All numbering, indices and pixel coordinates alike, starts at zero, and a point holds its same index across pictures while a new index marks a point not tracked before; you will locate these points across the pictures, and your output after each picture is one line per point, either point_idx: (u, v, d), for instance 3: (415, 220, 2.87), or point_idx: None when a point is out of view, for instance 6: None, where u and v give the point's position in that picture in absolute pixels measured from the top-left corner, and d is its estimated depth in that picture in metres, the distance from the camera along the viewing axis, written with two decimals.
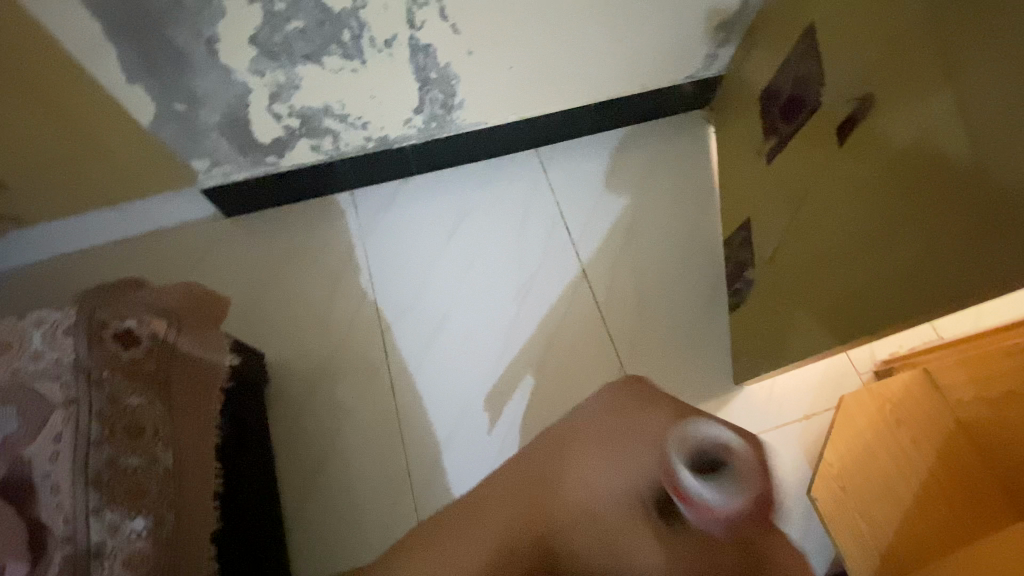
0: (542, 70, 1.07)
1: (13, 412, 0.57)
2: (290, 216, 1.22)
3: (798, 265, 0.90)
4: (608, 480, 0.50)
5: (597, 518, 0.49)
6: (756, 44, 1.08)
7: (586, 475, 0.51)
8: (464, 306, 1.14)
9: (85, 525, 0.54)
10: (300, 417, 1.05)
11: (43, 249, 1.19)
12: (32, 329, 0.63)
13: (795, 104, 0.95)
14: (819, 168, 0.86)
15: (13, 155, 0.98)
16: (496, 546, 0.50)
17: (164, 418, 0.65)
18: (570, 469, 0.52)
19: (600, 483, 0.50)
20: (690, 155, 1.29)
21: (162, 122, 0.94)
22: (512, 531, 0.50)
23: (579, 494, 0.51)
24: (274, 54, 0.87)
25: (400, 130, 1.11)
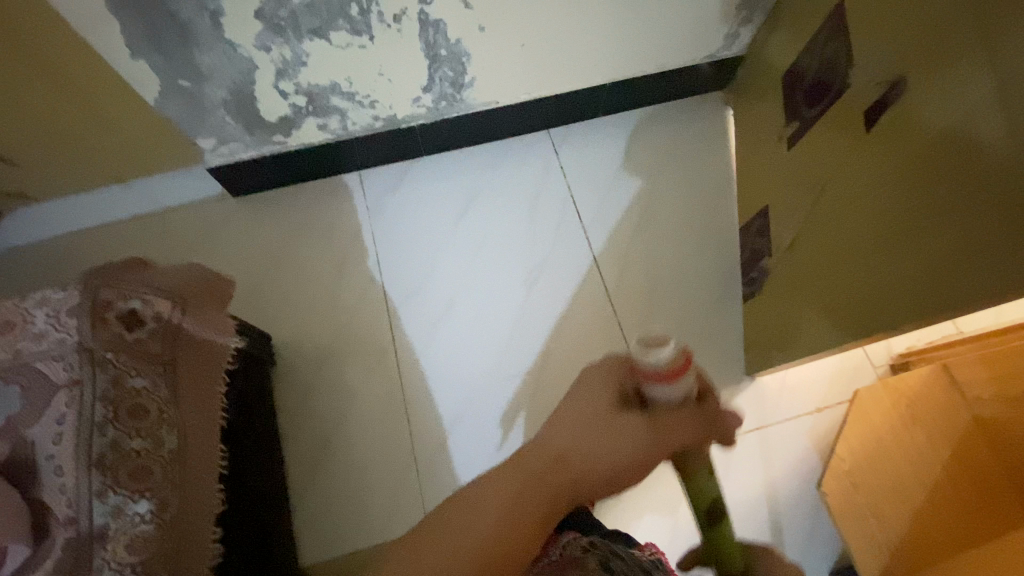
0: (556, 47, 1.03)
1: (18, 393, 0.58)
2: (297, 196, 1.20)
3: (817, 255, 0.88)
4: (580, 409, 0.52)
5: (616, 449, 0.50)
6: (780, 22, 1.04)
7: (567, 421, 0.52)
8: (472, 291, 1.13)
9: (89, 507, 0.55)
10: (307, 398, 1.05)
11: (51, 226, 1.19)
12: (35, 309, 0.63)
13: (819, 87, 0.91)
14: (845, 154, 0.83)
15: (21, 128, 0.98)
16: (512, 504, 0.49)
17: (170, 400, 0.64)
18: (578, 418, 0.52)
19: (576, 417, 0.52)
20: (706, 138, 1.25)
21: (168, 100, 0.92)
22: (525, 489, 0.50)
23: (568, 430, 0.52)
24: (280, 28, 0.84)
25: (409, 109, 1.08)
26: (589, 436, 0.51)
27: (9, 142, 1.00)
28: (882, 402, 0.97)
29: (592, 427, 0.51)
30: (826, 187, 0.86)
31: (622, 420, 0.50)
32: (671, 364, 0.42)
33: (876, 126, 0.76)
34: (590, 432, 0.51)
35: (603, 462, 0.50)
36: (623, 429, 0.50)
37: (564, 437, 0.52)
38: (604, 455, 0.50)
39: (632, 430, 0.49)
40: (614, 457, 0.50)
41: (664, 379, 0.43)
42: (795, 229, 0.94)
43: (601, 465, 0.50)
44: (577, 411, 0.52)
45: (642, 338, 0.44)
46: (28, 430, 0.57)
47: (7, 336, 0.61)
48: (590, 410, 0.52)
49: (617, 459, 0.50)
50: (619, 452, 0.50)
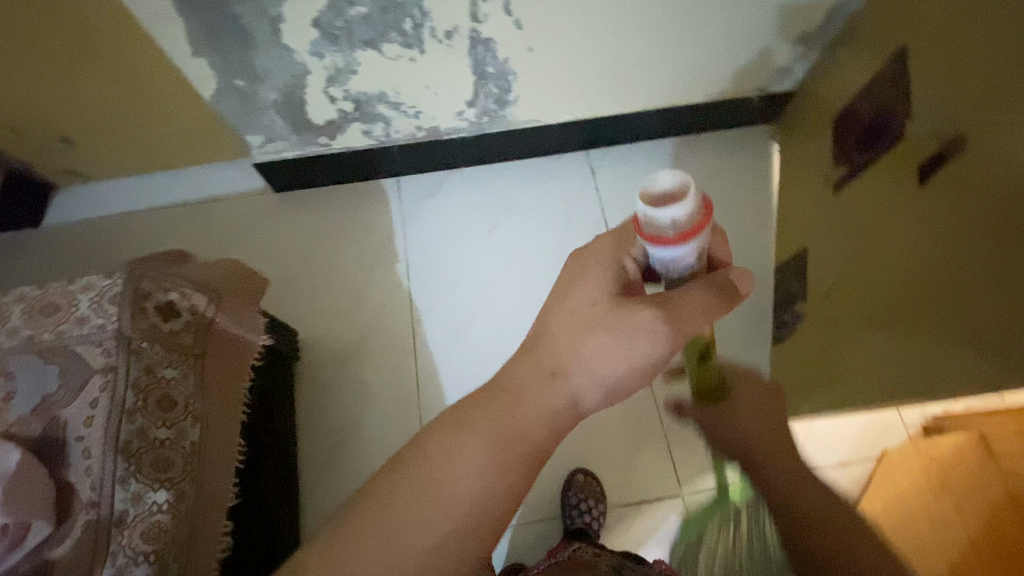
0: (604, 70, 1.03)
1: (57, 373, 0.61)
2: (336, 196, 1.23)
3: (856, 306, 0.85)
4: (586, 316, 0.54)
5: (625, 351, 0.53)
6: (837, 61, 1.01)
7: (572, 330, 0.55)
8: (497, 305, 1.13)
9: (111, 492, 0.57)
10: (326, 396, 1.07)
11: (102, 203, 1.25)
12: (81, 293, 0.65)
13: (873, 133, 0.88)
14: (894, 206, 0.80)
15: (85, 111, 1.03)
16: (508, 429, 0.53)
17: (195, 393, 0.66)
18: (580, 327, 0.55)
19: (580, 327, 0.54)
20: (749, 172, 1.22)
21: (222, 98, 0.95)
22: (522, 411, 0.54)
23: (571, 341, 0.55)
24: (335, 37, 0.86)
25: (452, 122, 1.09)
26: (584, 343, 0.54)
27: (73, 123, 1.05)
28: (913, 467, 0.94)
29: (590, 326, 0.54)
30: (871, 237, 0.84)
31: (625, 315, 0.52)
32: (687, 218, 0.40)
33: (930, 181, 0.73)
34: (588, 338, 0.54)
35: (601, 367, 0.54)
36: (628, 328, 0.52)
37: (560, 346, 0.55)
38: (603, 357, 0.54)
39: (641, 320, 0.51)
40: (611, 363, 0.54)
41: (679, 239, 0.41)
42: (835, 276, 0.91)
43: (608, 366, 0.54)
44: (568, 314, 0.56)
45: (650, 189, 0.41)
46: (62, 411, 0.60)
47: (52, 317, 0.64)
48: (581, 314, 0.55)
49: (626, 361, 0.53)
50: (622, 353, 0.53)
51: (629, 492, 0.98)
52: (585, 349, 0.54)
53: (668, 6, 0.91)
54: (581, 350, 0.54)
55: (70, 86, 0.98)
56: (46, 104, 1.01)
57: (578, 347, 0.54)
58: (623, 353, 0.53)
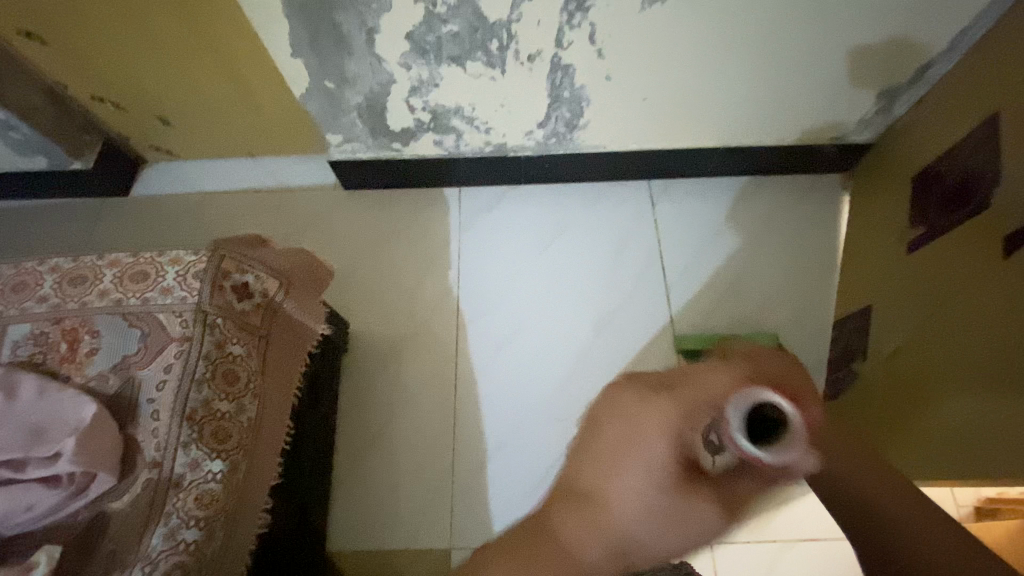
0: (678, 105, 1.03)
1: (138, 336, 0.66)
2: (400, 199, 1.27)
3: (921, 373, 0.81)
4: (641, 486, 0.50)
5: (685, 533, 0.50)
6: (923, 119, 0.98)
7: (629, 492, 0.50)
8: (541, 323, 1.14)
9: (173, 455, 0.60)
10: (368, 390, 1.10)
11: (182, 181, 1.32)
12: (167, 265, 0.70)
13: (956, 197, 0.85)
14: (976, 274, 0.76)
15: (185, 95, 1.12)
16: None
17: (257, 371, 0.69)
18: (637, 494, 0.50)
19: (639, 493, 0.50)
20: (815, 220, 1.19)
21: (311, 97, 1.00)
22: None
23: (627, 506, 0.50)
24: (424, 51, 0.90)
25: (520, 140, 1.12)
26: (650, 515, 0.50)
27: (173, 105, 1.14)
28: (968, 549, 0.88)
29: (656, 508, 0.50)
30: (945, 304, 0.80)
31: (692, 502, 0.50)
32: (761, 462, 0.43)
33: (1016, 254, 0.70)
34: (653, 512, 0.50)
35: (659, 542, 0.50)
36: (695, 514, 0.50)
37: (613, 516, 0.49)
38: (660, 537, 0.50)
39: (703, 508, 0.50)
40: (667, 541, 0.50)
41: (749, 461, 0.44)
42: (901, 338, 0.87)
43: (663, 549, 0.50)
44: (630, 490, 0.50)
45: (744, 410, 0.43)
46: (138, 372, 0.64)
47: (139, 285, 0.69)
48: (643, 492, 0.50)
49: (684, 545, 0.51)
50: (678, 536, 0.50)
51: None
52: (645, 518, 0.50)
53: (752, 47, 0.91)
54: (640, 518, 0.50)
55: (177, 71, 1.06)
56: (152, 85, 1.09)
57: (641, 523, 0.50)
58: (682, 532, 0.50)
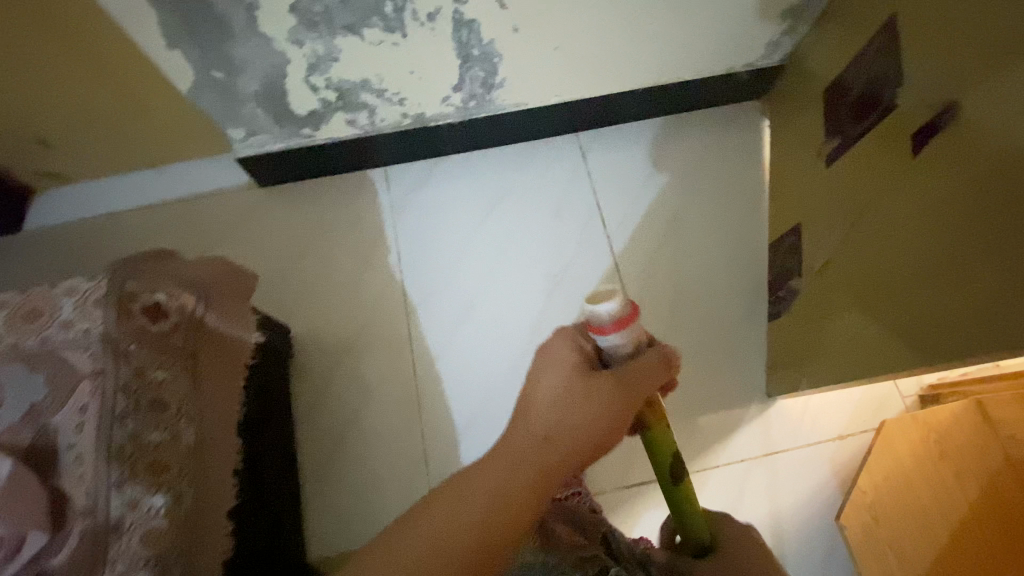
0: (591, 49, 1.01)
1: (43, 380, 0.59)
2: (322, 188, 1.20)
3: (851, 280, 0.85)
4: (544, 376, 0.53)
5: (595, 411, 0.51)
6: (827, 33, 1.00)
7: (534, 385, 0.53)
8: (490, 293, 1.12)
9: (106, 499, 0.55)
10: (323, 392, 1.05)
11: (81, 206, 1.20)
12: (63, 297, 0.63)
13: (863, 105, 0.87)
14: (889, 177, 0.79)
15: (59, 109, 1.00)
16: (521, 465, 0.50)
17: (188, 394, 0.65)
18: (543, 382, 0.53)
19: (543, 383, 0.53)
20: (740, 149, 1.21)
21: (201, 90, 0.92)
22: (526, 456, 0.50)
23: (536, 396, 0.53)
24: (314, 23, 0.83)
25: (438, 108, 1.07)
26: (556, 406, 0.52)
27: (48, 121, 1.02)
28: (912, 436, 0.94)
29: (559, 398, 0.52)
30: (866, 210, 0.83)
31: (589, 386, 0.51)
32: (617, 311, 0.49)
33: (924, 151, 0.72)
34: (558, 403, 0.52)
35: (580, 424, 0.51)
36: (595, 391, 0.51)
37: (534, 420, 0.52)
38: (569, 416, 0.51)
39: (600, 391, 0.51)
40: (584, 419, 0.51)
41: (613, 330, 0.50)
42: (831, 250, 0.91)
43: (577, 424, 0.51)
44: (539, 389, 0.53)
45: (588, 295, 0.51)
46: (52, 418, 0.58)
47: (35, 324, 0.61)
48: (550, 385, 0.53)
49: (596, 420, 0.51)
50: (589, 416, 0.51)
51: (629, 475, 0.99)
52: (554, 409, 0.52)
53: None
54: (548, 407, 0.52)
55: (42, 82, 0.95)
56: (18, 102, 0.97)
57: (548, 409, 0.52)
58: (593, 417, 0.51)
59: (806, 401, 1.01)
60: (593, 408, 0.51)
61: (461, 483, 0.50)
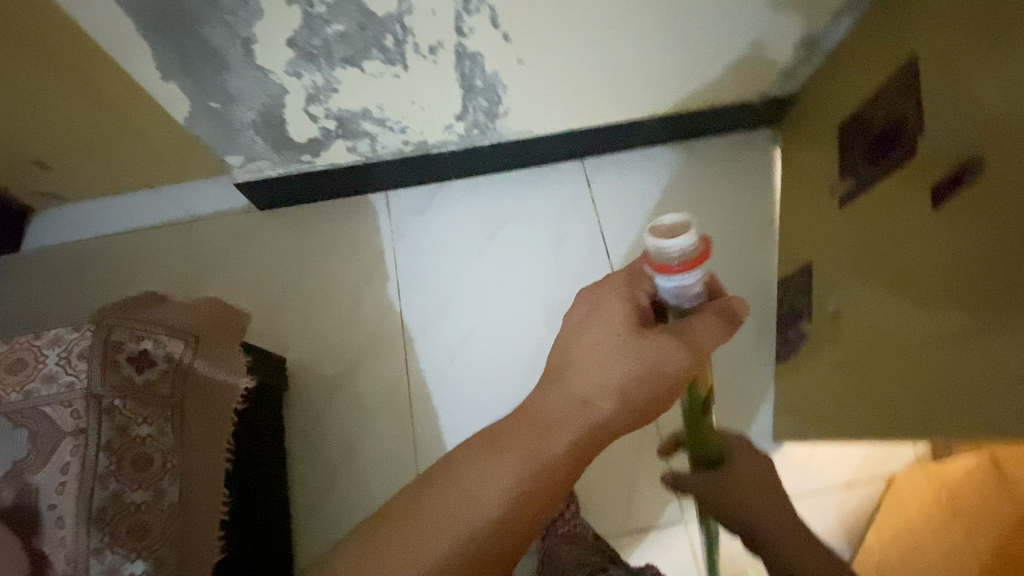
0: (597, 78, 0.98)
1: (25, 438, 0.57)
2: (322, 212, 1.18)
3: (866, 332, 0.82)
4: (600, 335, 0.59)
5: (650, 367, 0.55)
6: (843, 66, 0.96)
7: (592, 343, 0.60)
8: (490, 324, 1.10)
9: (86, 564, 0.54)
10: (319, 424, 1.04)
11: (79, 226, 1.19)
12: (48, 348, 0.61)
13: (881, 147, 0.84)
14: (907, 227, 0.75)
15: (58, 134, 0.99)
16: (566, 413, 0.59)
17: (174, 448, 0.63)
18: (599, 339, 0.59)
19: (600, 342, 0.59)
20: (751, 179, 1.18)
21: (198, 120, 0.90)
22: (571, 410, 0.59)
23: (590, 354, 0.60)
24: (313, 56, 0.81)
25: (440, 136, 1.05)
26: (611, 362, 0.58)
27: (46, 145, 1.01)
28: (919, 489, 0.93)
29: (614, 353, 0.58)
30: (882, 259, 0.80)
31: (647, 340, 0.55)
32: (692, 248, 0.43)
33: (945, 205, 0.69)
34: (611, 359, 0.58)
35: (628, 383, 0.57)
36: (652, 348, 0.55)
37: (590, 374, 0.59)
38: (622, 371, 0.57)
39: (659, 347, 0.54)
40: (633, 376, 0.57)
41: (685, 270, 0.43)
42: (844, 296, 0.87)
43: (625, 379, 0.57)
44: (596, 343, 0.59)
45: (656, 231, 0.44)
46: (33, 477, 0.56)
47: (18, 376, 0.60)
48: (604, 344, 0.59)
49: (648, 376, 0.56)
50: (644, 373, 0.56)
51: (629, 519, 0.97)
52: (603, 363, 0.58)
53: (662, 10, 0.86)
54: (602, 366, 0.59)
55: (39, 107, 0.93)
56: (16, 126, 0.96)
57: (601, 367, 0.59)
58: (645, 372, 0.56)
59: (813, 449, 1.01)
60: (648, 363, 0.55)
61: (513, 428, 0.60)
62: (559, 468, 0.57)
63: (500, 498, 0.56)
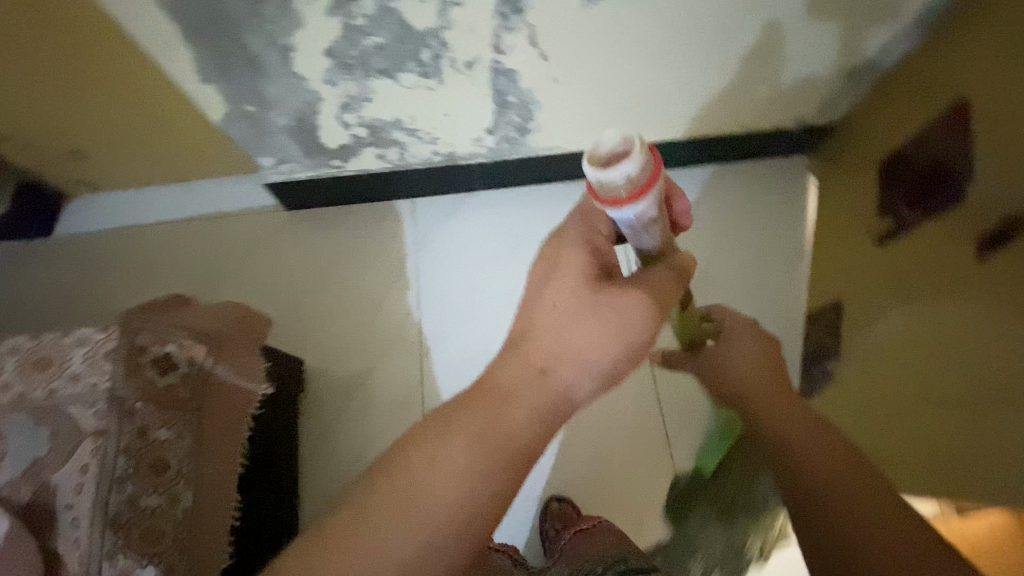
0: (633, 99, 0.96)
1: (48, 436, 0.58)
2: (348, 216, 1.19)
3: (898, 378, 0.79)
4: (561, 294, 0.53)
5: (617, 326, 0.51)
6: (888, 101, 0.93)
7: (552, 303, 0.53)
8: (507, 339, 1.09)
9: (97, 569, 0.54)
10: (331, 428, 1.04)
11: (111, 215, 1.21)
12: (74, 348, 0.62)
13: (924, 189, 0.81)
14: (950, 276, 0.72)
15: (96, 126, 1.01)
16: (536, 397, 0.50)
17: (190, 453, 0.64)
18: (562, 300, 0.53)
19: (562, 301, 0.53)
20: (783, 207, 1.15)
21: (232, 122, 0.90)
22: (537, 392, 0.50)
23: (552, 316, 0.53)
24: (349, 66, 0.81)
25: (469, 148, 1.04)
26: (574, 325, 0.52)
27: (84, 136, 1.03)
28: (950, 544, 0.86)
29: (576, 314, 0.52)
30: (921, 306, 0.77)
31: (607, 295, 0.52)
32: (638, 172, 0.43)
33: (991, 258, 0.66)
34: (574, 324, 0.52)
35: (590, 352, 0.52)
36: (620, 306, 0.51)
37: (548, 340, 0.52)
38: (591, 337, 0.51)
39: (625, 303, 0.52)
40: (600, 342, 0.51)
41: (636, 194, 0.44)
42: (876, 339, 0.85)
43: (593, 346, 0.52)
44: (553, 304, 0.53)
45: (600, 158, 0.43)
46: (53, 475, 0.57)
47: (45, 374, 0.61)
48: (566, 304, 0.52)
49: (615, 338, 0.52)
50: (608, 334, 0.52)
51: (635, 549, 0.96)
52: (567, 323, 0.52)
53: (705, 35, 0.84)
54: (565, 330, 0.52)
55: (80, 101, 0.95)
56: (57, 118, 0.98)
57: (562, 331, 0.52)
58: (611, 333, 0.52)
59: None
60: (613, 323, 0.51)
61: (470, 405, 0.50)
62: (522, 444, 0.48)
63: (464, 481, 0.46)
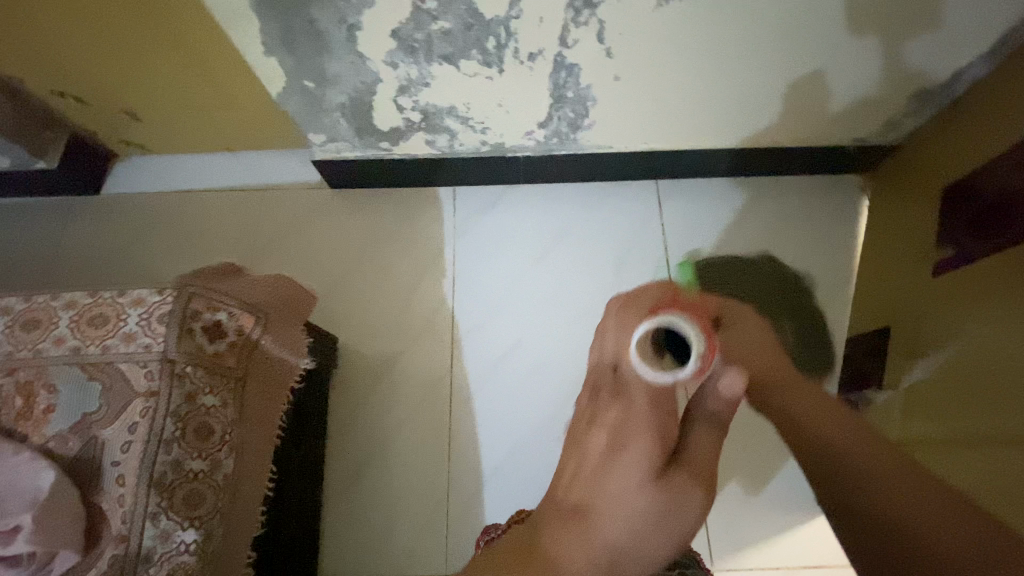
0: (691, 105, 0.94)
1: (99, 392, 0.59)
2: (389, 198, 1.19)
3: (955, 413, 0.77)
4: (629, 475, 0.52)
5: (679, 520, 0.51)
6: (956, 126, 0.90)
7: (621, 484, 0.51)
8: (540, 336, 1.08)
9: (140, 528, 0.55)
10: (359, 408, 1.05)
11: (158, 177, 1.22)
12: (130, 307, 0.63)
13: (988, 219, 0.78)
14: (1014, 311, 0.70)
15: (152, 90, 1.02)
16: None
17: (234, 421, 0.64)
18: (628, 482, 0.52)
19: (631, 484, 0.51)
20: (831, 227, 1.12)
21: (290, 96, 0.91)
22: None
23: (619, 497, 0.51)
24: (413, 49, 0.81)
25: (518, 140, 1.04)
26: (639, 512, 0.50)
27: (139, 98, 1.04)
28: None
29: (644, 506, 0.51)
30: (983, 342, 0.74)
31: (669, 487, 0.52)
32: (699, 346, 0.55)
33: None
34: (647, 515, 0.50)
35: (651, 549, 0.50)
36: (684, 499, 0.52)
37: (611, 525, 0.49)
38: (654, 530, 0.50)
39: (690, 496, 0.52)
40: (661, 536, 0.50)
41: (706, 364, 0.56)
42: (931, 370, 0.82)
43: (655, 539, 0.50)
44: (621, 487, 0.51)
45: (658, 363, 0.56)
46: (101, 431, 0.58)
47: (99, 330, 0.62)
48: (631, 491, 0.51)
49: (678, 533, 0.51)
50: (668, 528, 0.51)
51: None
52: (631, 517, 0.50)
53: (777, 45, 0.81)
54: (630, 511, 0.50)
55: (141, 63, 0.96)
56: (115, 79, 0.99)
57: (627, 521, 0.50)
58: (672, 530, 0.51)
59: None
60: (676, 518, 0.51)
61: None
62: None
63: None
